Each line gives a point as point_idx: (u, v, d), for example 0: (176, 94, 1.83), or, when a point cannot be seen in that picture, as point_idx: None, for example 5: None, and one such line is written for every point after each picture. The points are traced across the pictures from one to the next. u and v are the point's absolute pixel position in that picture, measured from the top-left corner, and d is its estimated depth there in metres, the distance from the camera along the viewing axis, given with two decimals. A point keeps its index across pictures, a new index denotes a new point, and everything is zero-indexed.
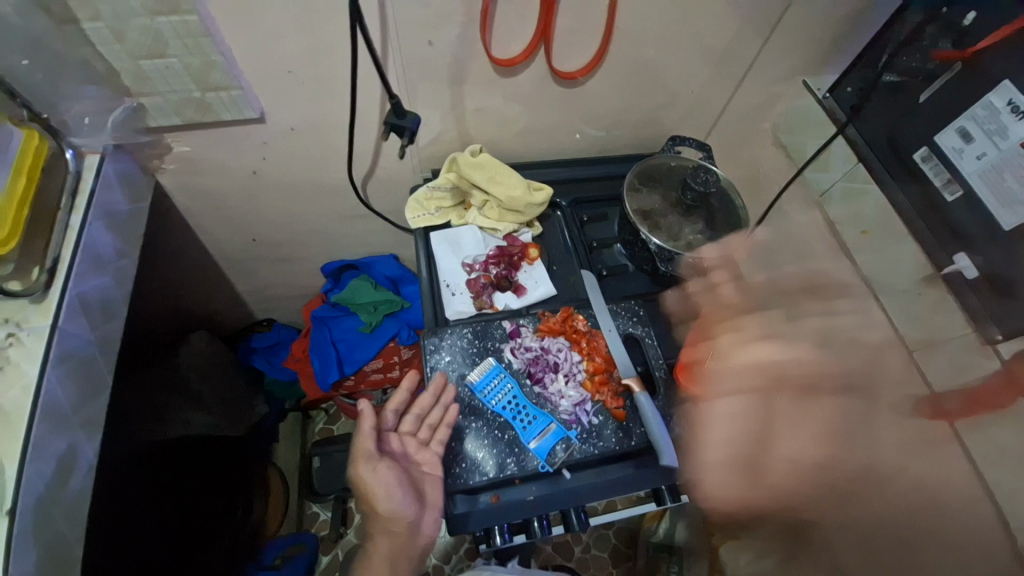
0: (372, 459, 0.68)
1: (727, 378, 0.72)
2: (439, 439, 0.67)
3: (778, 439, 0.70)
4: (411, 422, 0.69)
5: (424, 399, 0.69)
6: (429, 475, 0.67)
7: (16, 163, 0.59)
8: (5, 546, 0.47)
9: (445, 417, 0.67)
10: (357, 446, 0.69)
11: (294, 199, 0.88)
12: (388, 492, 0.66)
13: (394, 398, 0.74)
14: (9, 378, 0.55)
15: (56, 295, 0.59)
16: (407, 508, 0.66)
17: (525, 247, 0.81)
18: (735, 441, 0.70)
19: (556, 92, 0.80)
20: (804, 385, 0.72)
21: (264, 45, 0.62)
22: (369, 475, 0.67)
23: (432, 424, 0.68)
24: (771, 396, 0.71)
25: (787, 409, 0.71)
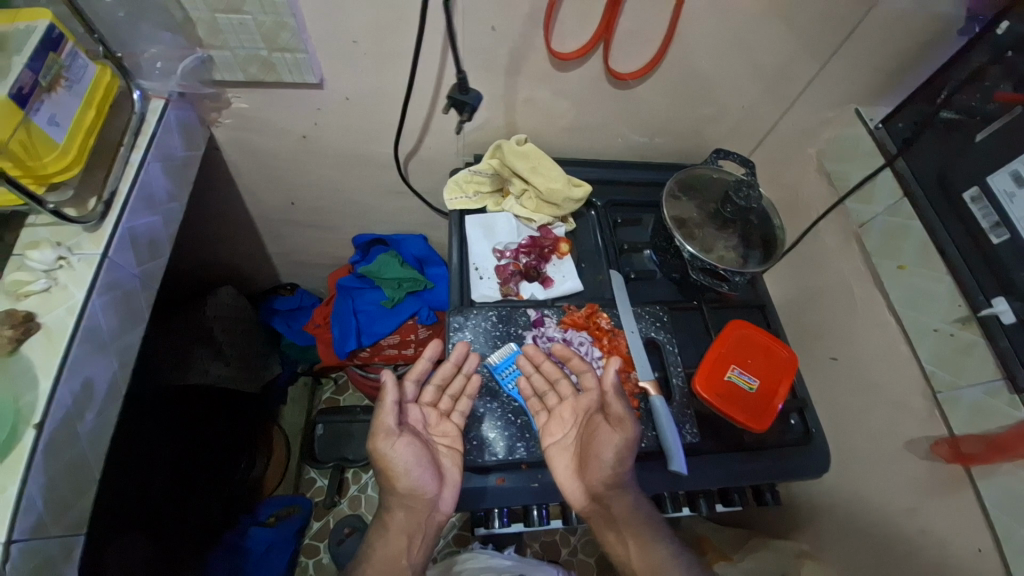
0: (392, 435, 0.64)
1: (554, 419, 0.70)
2: (460, 410, 0.70)
3: (609, 467, 0.64)
4: (431, 393, 0.72)
5: (446, 368, 0.70)
6: (446, 448, 0.68)
7: (86, 97, 0.60)
8: (27, 456, 0.48)
9: (468, 387, 0.70)
10: (377, 420, 0.64)
11: (337, 167, 0.90)
12: (410, 469, 0.63)
13: (411, 369, 0.73)
14: (54, 298, 0.55)
15: (111, 227, 0.60)
16: (428, 485, 0.64)
17: (558, 241, 0.82)
18: (613, 469, 0.64)
19: (606, 91, 0.81)
20: (596, 414, 0.69)
21: (337, 13, 0.64)
22: (388, 452, 0.64)
23: (453, 396, 0.71)
24: (594, 426, 0.68)
25: (609, 440, 0.65)
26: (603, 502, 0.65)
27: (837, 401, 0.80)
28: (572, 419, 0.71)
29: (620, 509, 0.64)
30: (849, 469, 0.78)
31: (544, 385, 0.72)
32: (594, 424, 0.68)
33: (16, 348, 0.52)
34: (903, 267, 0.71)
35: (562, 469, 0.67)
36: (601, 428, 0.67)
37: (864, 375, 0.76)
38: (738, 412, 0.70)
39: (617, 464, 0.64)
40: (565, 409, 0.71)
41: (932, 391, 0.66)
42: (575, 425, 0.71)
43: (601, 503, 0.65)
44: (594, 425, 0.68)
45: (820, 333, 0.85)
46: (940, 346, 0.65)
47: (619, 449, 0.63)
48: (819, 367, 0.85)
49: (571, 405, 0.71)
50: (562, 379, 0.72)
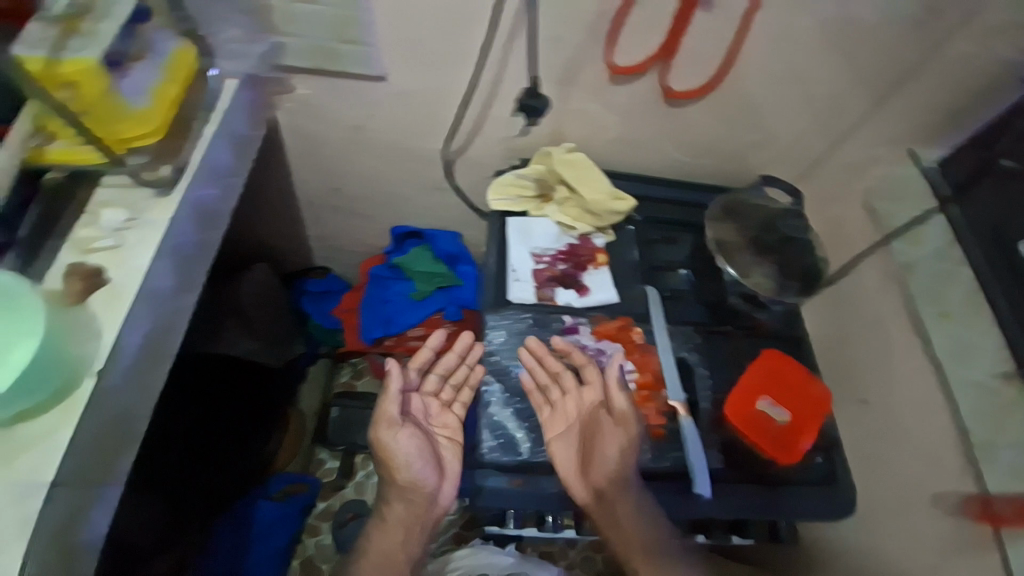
0: (395, 425, 0.72)
1: (558, 413, 0.72)
2: (462, 400, 0.81)
3: (611, 463, 0.69)
4: (433, 382, 0.81)
5: (451, 358, 0.81)
6: (447, 439, 0.78)
7: (165, 64, 0.61)
8: (85, 401, 0.51)
9: (471, 376, 0.81)
10: (381, 410, 0.73)
11: (384, 159, 0.92)
12: (412, 461, 0.72)
13: (416, 358, 0.82)
14: (121, 257, 0.57)
15: (179, 195, 0.62)
16: (428, 479, 0.72)
17: (595, 252, 0.83)
18: (618, 464, 0.68)
19: (658, 108, 0.81)
20: (598, 410, 0.74)
21: (411, 10, 0.67)
22: (392, 441, 0.72)
23: (454, 386, 0.82)
24: (598, 421, 0.73)
25: (614, 436, 0.70)
26: (606, 498, 0.68)
27: (864, 446, 0.79)
28: (578, 413, 0.73)
29: (624, 507, 0.67)
30: (871, 516, 0.76)
31: (548, 379, 0.73)
32: (600, 419, 0.73)
33: (83, 300, 0.54)
34: (947, 315, 0.69)
35: (569, 465, 0.69)
36: (604, 423, 0.72)
37: (895, 422, 0.74)
38: (765, 443, 0.70)
39: (620, 459, 0.68)
40: (570, 403, 0.73)
41: (967, 446, 0.64)
42: (581, 419, 0.74)
43: (605, 500, 0.68)
44: (600, 421, 0.73)
45: (849, 374, 0.83)
46: (982, 400, 0.64)
47: (623, 447, 0.69)
48: (847, 410, 0.83)
49: (575, 399, 0.73)
50: (565, 373, 0.73)
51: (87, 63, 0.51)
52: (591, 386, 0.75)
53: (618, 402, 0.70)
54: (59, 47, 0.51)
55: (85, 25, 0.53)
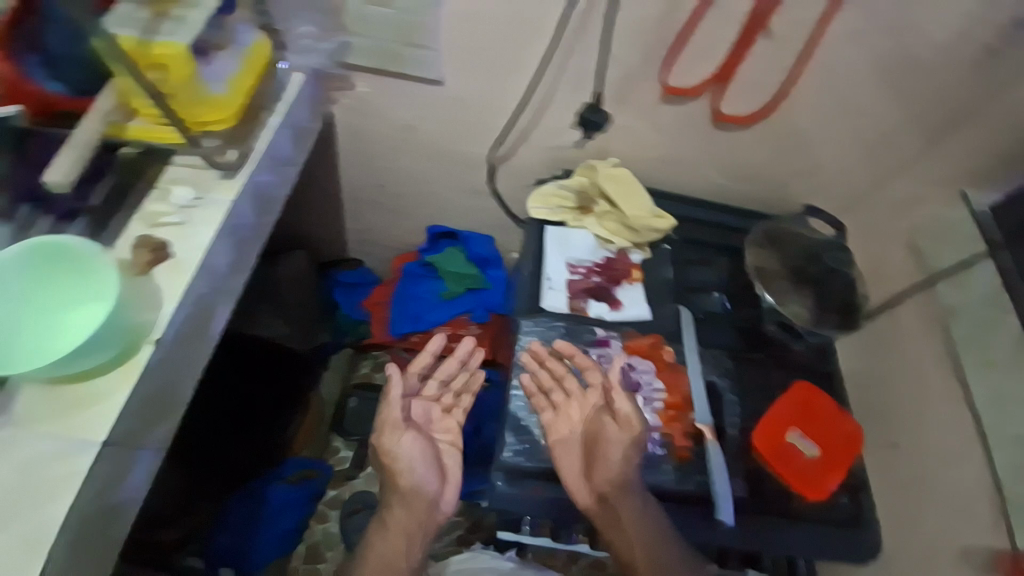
0: (398, 429, 0.74)
1: (561, 417, 0.70)
2: (462, 405, 0.84)
3: (615, 466, 0.67)
4: (434, 388, 0.83)
5: (452, 364, 0.86)
6: (447, 443, 0.80)
7: (245, 55, 0.64)
8: (143, 365, 0.53)
9: (472, 381, 0.86)
10: (385, 414, 0.75)
11: (429, 160, 0.94)
12: (416, 463, 0.74)
13: (415, 363, 0.83)
14: (185, 233, 0.60)
15: (242, 180, 0.64)
16: (430, 482, 0.74)
17: (630, 268, 0.83)
18: (621, 467, 0.66)
19: (707, 131, 0.82)
20: (600, 413, 0.71)
21: (476, 18, 0.69)
22: (393, 444, 0.74)
23: (454, 391, 0.84)
24: (602, 423, 0.70)
25: (616, 439, 0.68)
26: (609, 501, 0.65)
27: (893, 492, 0.77)
28: (581, 416, 0.71)
29: (630, 512, 0.64)
30: (894, 564, 0.74)
31: (551, 381, 0.73)
32: (602, 422, 0.70)
33: (149, 270, 0.57)
34: (990, 364, 0.65)
35: (572, 471, 0.67)
36: (606, 426, 0.70)
37: (927, 469, 0.73)
38: (793, 477, 0.69)
39: (624, 462, 0.67)
40: (573, 407, 0.71)
41: (1002, 500, 0.62)
42: (584, 422, 0.71)
43: (610, 506, 0.65)
44: (602, 423, 0.70)
45: (882, 417, 0.81)
46: (1018, 456, 0.61)
47: (626, 447, 0.67)
48: (876, 453, 0.81)
49: (578, 403, 0.72)
50: (568, 376, 0.73)
51: (177, 49, 0.54)
52: (593, 390, 0.73)
53: (620, 404, 0.69)
54: (151, 29, 0.54)
55: (175, 10, 0.55)
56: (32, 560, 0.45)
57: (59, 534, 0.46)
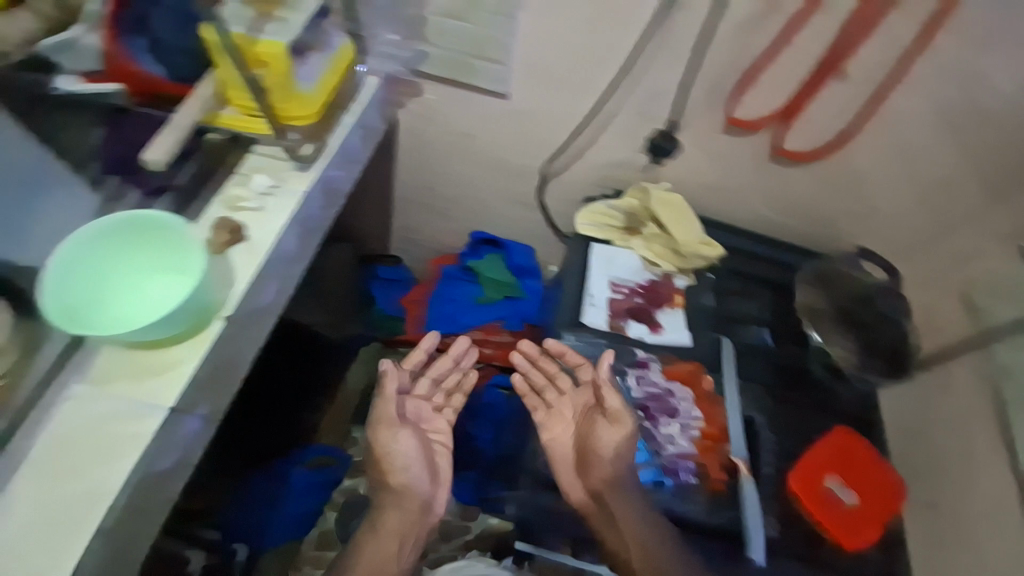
0: (394, 427, 0.74)
1: (551, 415, 0.76)
2: (452, 405, 0.85)
3: (606, 463, 0.67)
4: (426, 386, 0.84)
5: (446, 363, 0.86)
6: (439, 441, 0.81)
7: (332, 58, 0.68)
8: (212, 339, 0.56)
9: (463, 382, 0.87)
10: (381, 410, 0.74)
11: (483, 168, 0.96)
12: (411, 463, 0.74)
13: (409, 359, 0.82)
14: (261, 218, 0.63)
15: (316, 173, 0.67)
16: (423, 482, 0.76)
17: (673, 292, 0.83)
18: (612, 465, 0.67)
19: (765, 164, 0.82)
20: (590, 413, 0.73)
21: (549, 38, 0.72)
22: (389, 440, 0.74)
23: (446, 390, 0.86)
24: (592, 421, 0.71)
25: (608, 436, 0.68)
26: (599, 498, 0.68)
27: (927, 553, 0.74)
28: (570, 416, 0.75)
29: (621, 510, 0.65)
30: None
31: (542, 381, 0.78)
32: (592, 421, 0.71)
33: (226, 250, 0.60)
34: None
35: (563, 461, 0.72)
36: (598, 426, 0.70)
37: (966, 533, 0.70)
38: (829, 524, 0.67)
39: (614, 459, 0.67)
40: (563, 405, 0.76)
41: None
42: (574, 420, 0.74)
43: (601, 502, 0.67)
44: (592, 420, 0.71)
45: (922, 474, 0.78)
46: None
47: (618, 444, 0.68)
48: (912, 510, 0.78)
49: (568, 401, 0.76)
50: (559, 375, 0.78)
51: (278, 48, 0.57)
52: (584, 389, 0.75)
53: (612, 403, 0.68)
54: (257, 28, 0.58)
55: (279, 12, 0.59)
56: (92, 515, 0.47)
57: (117, 495, 0.48)
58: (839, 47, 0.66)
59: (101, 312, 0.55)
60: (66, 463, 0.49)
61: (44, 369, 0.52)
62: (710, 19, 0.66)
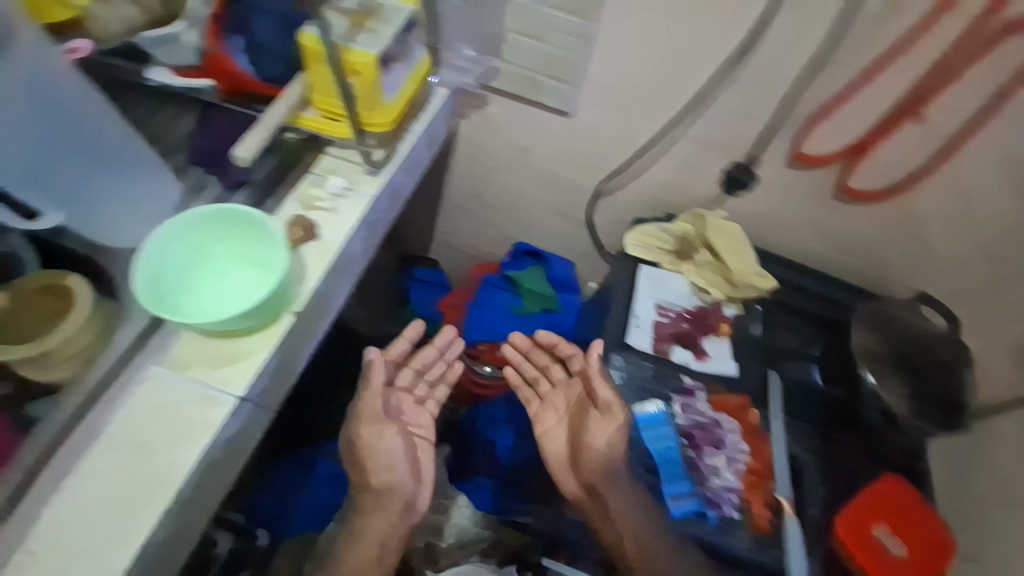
0: (379, 422, 0.73)
1: (544, 407, 0.77)
2: (435, 397, 0.85)
3: (600, 453, 0.68)
4: (408, 378, 0.83)
5: (431, 354, 0.86)
6: (421, 436, 0.80)
7: (413, 68, 0.70)
8: (283, 333, 0.58)
9: (446, 374, 0.86)
10: (364, 404, 0.73)
11: (535, 182, 0.97)
12: (395, 459, 0.72)
13: (391, 348, 0.82)
14: (334, 219, 0.65)
15: (386, 178, 0.69)
16: (406, 482, 0.73)
17: (720, 320, 0.83)
18: (606, 456, 0.67)
19: (826, 201, 0.81)
20: (580, 408, 0.73)
21: (621, 62, 0.73)
22: (372, 435, 0.72)
23: (429, 382, 0.85)
24: (584, 413, 0.71)
25: (601, 428, 0.69)
26: (594, 492, 0.68)
27: None
28: (562, 410, 0.76)
29: (618, 502, 0.66)
30: None
31: (533, 374, 0.80)
32: (584, 414, 0.72)
33: (299, 247, 0.62)
34: None
35: (557, 454, 0.72)
36: (591, 421, 0.69)
37: None
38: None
39: (608, 451, 0.68)
40: (555, 396, 0.77)
41: None
42: (566, 414, 0.75)
43: (597, 495, 0.68)
44: (584, 413, 0.72)
45: (963, 531, 0.76)
46: None
47: (611, 435, 0.68)
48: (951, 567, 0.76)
49: (561, 392, 0.77)
50: (550, 367, 0.80)
51: (369, 58, 0.59)
52: (574, 381, 0.76)
53: (602, 392, 0.69)
54: (350, 39, 0.60)
55: (371, 25, 0.62)
56: (156, 497, 0.48)
57: (184, 480, 0.49)
58: (918, 92, 0.65)
59: (186, 301, 0.59)
60: (138, 444, 0.51)
61: (121, 351, 0.55)
62: (790, 56, 0.66)
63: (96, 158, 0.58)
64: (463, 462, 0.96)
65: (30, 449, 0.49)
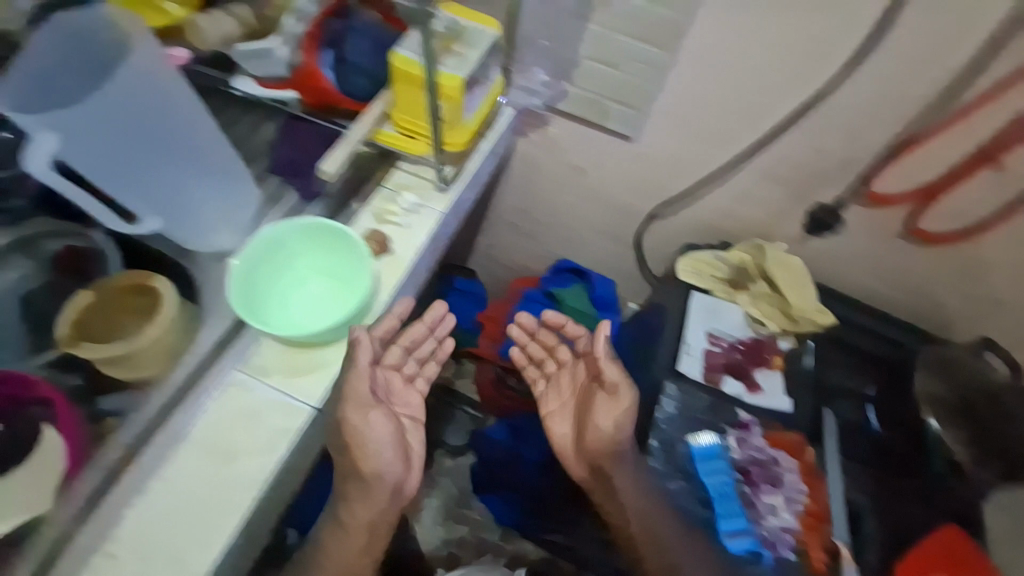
0: (367, 406, 0.56)
1: (551, 386, 0.76)
2: (426, 375, 0.69)
3: (604, 434, 0.65)
4: (396, 355, 0.67)
5: (421, 329, 0.69)
6: (408, 419, 0.65)
7: (489, 90, 0.71)
8: None
9: (439, 351, 0.71)
10: (351, 387, 0.55)
11: (588, 201, 0.97)
12: (385, 448, 0.57)
13: (381, 323, 0.60)
14: (405, 234, 0.66)
15: (455, 195, 0.70)
16: (395, 470, 0.58)
17: (773, 352, 0.82)
18: (612, 438, 0.65)
19: (893, 240, 0.80)
20: (589, 387, 0.70)
21: (695, 93, 0.72)
22: (360, 424, 0.55)
23: (418, 360, 0.69)
24: (590, 394, 0.69)
25: (607, 409, 0.66)
26: (598, 473, 0.67)
27: None
28: (569, 390, 0.74)
29: (623, 484, 0.65)
30: None
31: (542, 354, 0.79)
32: (591, 395, 0.69)
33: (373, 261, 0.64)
34: None
35: (564, 433, 0.71)
36: (597, 402, 0.67)
37: None
38: None
39: (614, 433, 0.65)
40: (563, 376, 0.75)
41: None
42: (574, 393, 0.73)
43: (601, 475, 0.67)
44: (592, 394, 0.69)
45: None
46: None
47: (618, 417, 0.65)
48: None
49: (568, 372, 0.75)
50: (558, 347, 0.77)
51: (457, 81, 0.60)
52: (581, 360, 0.74)
53: (608, 372, 0.65)
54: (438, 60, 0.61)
55: (457, 49, 0.63)
56: (237, 503, 0.50)
57: (260, 488, 0.51)
58: (1005, 139, 0.64)
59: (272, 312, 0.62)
60: (217, 450, 0.52)
61: (200, 354, 0.57)
62: (872, 97, 0.65)
63: (193, 163, 0.58)
64: (489, 473, 0.99)
65: (114, 446, 0.51)
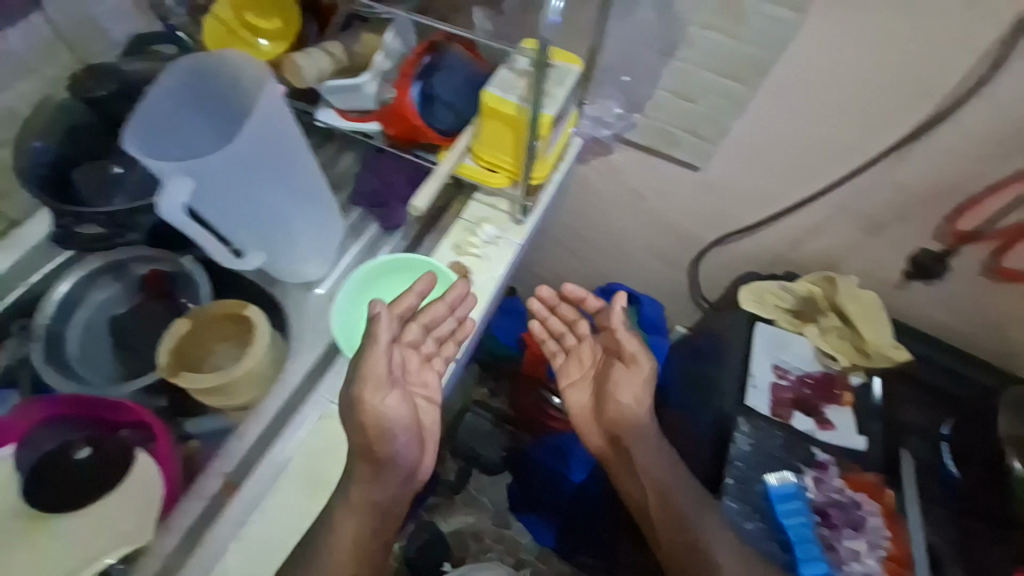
0: (383, 388, 0.55)
1: (570, 360, 0.76)
2: (445, 356, 0.64)
3: (624, 406, 0.69)
4: (415, 334, 0.62)
5: (440, 308, 0.61)
6: (425, 400, 0.63)
7: (567, 122, 0.71)
8: None
9: (459, 331, 0.63)
10: (368, 368, 0.54)
11: (645, 226, 0.97)
12: (399, 430, 0.56)
13: (399, 301, 0.61)
14: (481, 264, 0.67)
15: (531, 226, 0.70)
16: (410, 452, 0.59)
17: (843, 388, 0.81)
18: (630, 408, 0.69)
19: (971, 275, 0.78)
20: (609, 360, 0.72)
21: (772, 126, 0.72)
22: (376, 404, 0.54)
23: (437, 338, 0.63)
24: (610, 367, 0.71)
25: (629, 382, 0.69)
26: (616, 444, 0.70)
27: None
28: (590, 364, 0.75)
29: (642, 456, 0.68)
30: None
31: (560, 329, 0.77)
32: (609, 368, 0.71)
33: None
34: None
35: (583, 405, 0.73)
36: (617, 374, 0.70)
37: None
38: None
39: (633, 404, 0.69)
40: (583, 350, 0.75)
41: None
42: (593, 367, 0.74)
43: (620, 447, 0.70)
44: (610, 367, 0.71)
45: None
46: None
47: (637, 390, 0.69)
48: None
49: (587, 347, 0.75)
50: (578, 321, 0.76)
51: (546, 118, 0.61)
52: (601, 335, 0.74)
53: (628, 345, 0.69)
54: None
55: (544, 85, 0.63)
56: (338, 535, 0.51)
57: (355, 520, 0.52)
58: None
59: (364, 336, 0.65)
60: (318, 483, 0.54)
61: (288, 384, 0.58)
62: (962, 137, 0.64)
63: (292, 194, 0.58)
64: (538, 497, 0.98)
65: (213, 476, 0.52)
